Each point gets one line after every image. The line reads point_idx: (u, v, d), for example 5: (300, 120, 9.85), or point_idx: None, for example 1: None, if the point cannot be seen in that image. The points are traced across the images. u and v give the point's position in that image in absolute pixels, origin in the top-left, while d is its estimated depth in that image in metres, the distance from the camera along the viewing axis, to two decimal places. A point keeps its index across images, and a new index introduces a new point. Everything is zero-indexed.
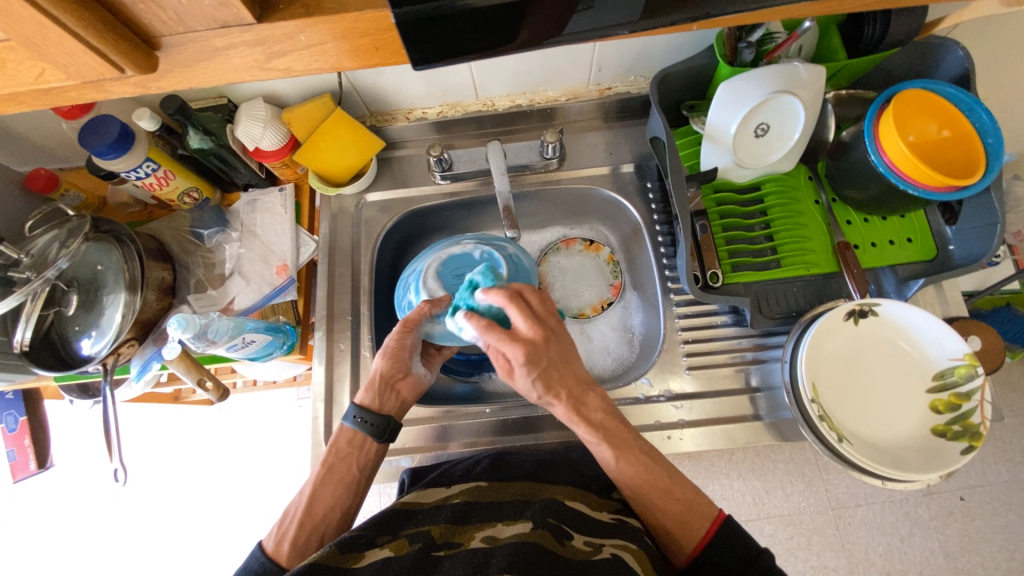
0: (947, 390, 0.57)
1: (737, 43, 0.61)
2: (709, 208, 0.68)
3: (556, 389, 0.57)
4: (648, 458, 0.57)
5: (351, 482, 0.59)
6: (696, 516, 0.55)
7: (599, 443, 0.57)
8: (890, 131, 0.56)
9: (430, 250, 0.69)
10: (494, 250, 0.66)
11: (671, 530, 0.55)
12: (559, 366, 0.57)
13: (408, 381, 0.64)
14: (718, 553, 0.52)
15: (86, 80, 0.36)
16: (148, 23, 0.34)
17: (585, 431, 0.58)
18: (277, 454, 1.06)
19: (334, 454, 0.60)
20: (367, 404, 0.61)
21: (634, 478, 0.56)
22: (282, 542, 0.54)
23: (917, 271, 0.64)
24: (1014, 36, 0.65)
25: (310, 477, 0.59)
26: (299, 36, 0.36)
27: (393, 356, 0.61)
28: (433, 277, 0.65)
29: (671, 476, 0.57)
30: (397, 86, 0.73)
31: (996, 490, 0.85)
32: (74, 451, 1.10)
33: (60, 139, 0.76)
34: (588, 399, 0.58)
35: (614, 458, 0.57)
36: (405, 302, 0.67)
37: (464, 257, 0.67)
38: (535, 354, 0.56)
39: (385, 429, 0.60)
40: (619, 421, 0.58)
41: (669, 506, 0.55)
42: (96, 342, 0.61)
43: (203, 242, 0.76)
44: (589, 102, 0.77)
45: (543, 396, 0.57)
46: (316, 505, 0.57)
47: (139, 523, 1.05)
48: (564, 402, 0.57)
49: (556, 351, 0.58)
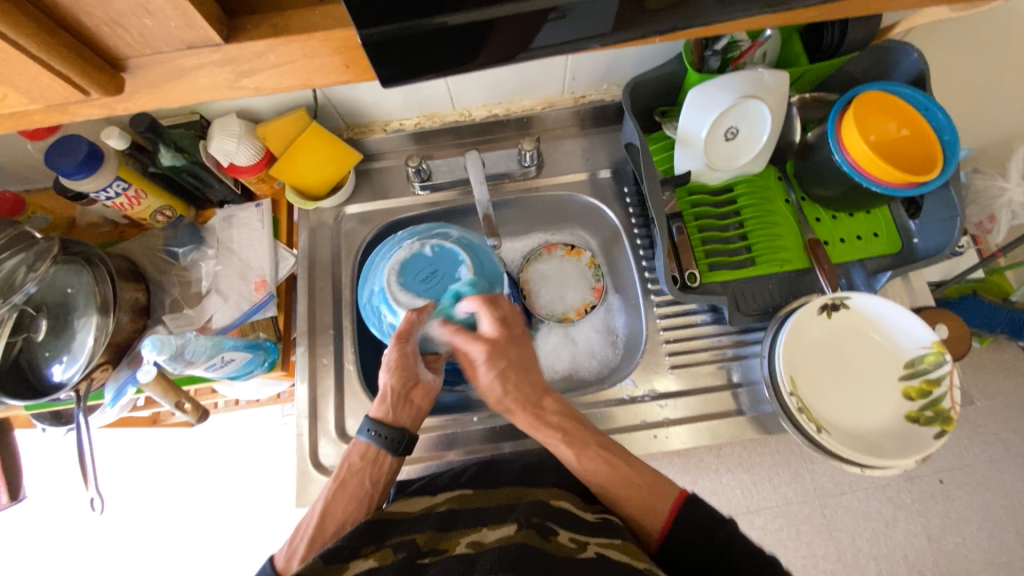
0: (918, 377, 0.59)
1: (703, 52, 0.63)
2: (684, 210, 0.69)
3: (513, 392, 0.62)
4: (607, 453, 0.58)
5: (361, 496, 0.58)
6: (659, 497, 0.56)
7: (558, 442, 0.59)
8: (852, 130, 0.58)
9: (380, 266, 0.66)
10: (442, 241, 0.66)
11: (637, 522, 0.56)
12: (516, 369, 0.63)
13: (420, 390, 0.63)
14: (688, 528, 0.53)
15: (51, 103, 0.35)
16: (113, 45, 0.33)
17: (541, 433, 0.61)
18: (264, 474, 1.04)
19: (347, 469, 0.59)
20: (382, 417, 0.61)
21: (603, 477, 0.57)
22: (293, 559, 0.54)
23: (884, 264, 0.67)
24: (963, 39, 0.69)
25: (322, 493, 0.59)
26: (268, 55, 0.36)
27: (399, 366, 0.61)
28: (400, 291, 0.63)
29: (630, 466, 0.58)
30: (373, 99, 0.73)
31: (973, 471, 0.88)
32: (48, 481, 1.06)
33: (24, 160, 0.74)
34: (544, 404, 0.62)
35: (574, 455, 0.58)
36: (387, 326, 0.64)
37: (416, 259, 0.65)
38: (497, 352, 0.63)
39: (401, 442, 0.60)
40: (574, 419, 0.61)
41: (630, 491, 0.57)
42: (67, 367, 0.59)
43: (178, 260, 0.75)
44: (564, 110, 0.78)
45: (502, 400, 0.62)
46: (327, 521, 0.57)
47: (120, 551, 1.02)
48: (521, 407, 0.62)
49: (516, 354, 0.64)
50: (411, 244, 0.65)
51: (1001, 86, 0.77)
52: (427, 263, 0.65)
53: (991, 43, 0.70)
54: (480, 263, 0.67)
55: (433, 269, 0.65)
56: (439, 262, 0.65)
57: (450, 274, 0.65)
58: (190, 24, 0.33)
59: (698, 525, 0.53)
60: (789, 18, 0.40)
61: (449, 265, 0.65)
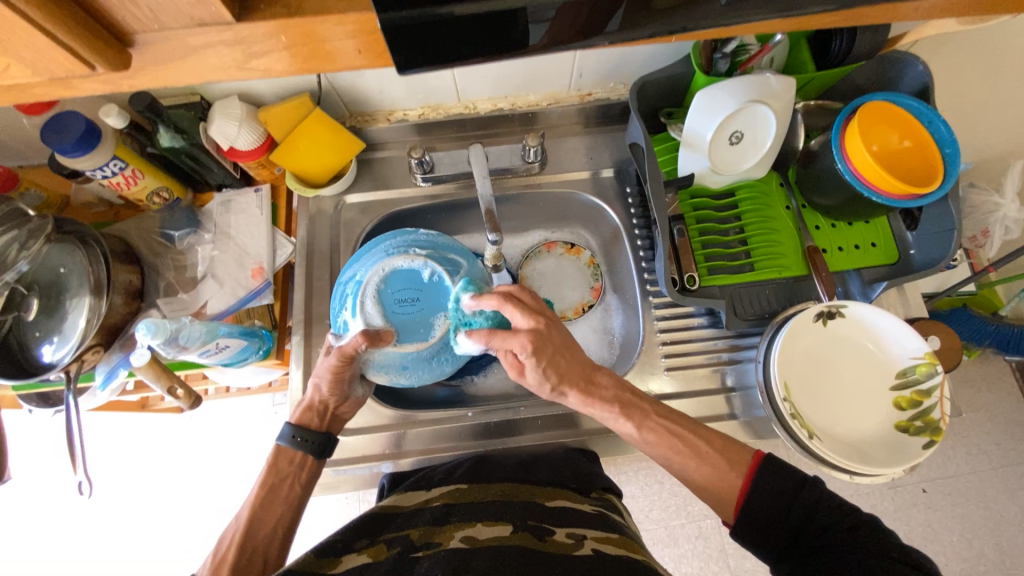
0: (910, 387, 0.59)
1: (713, 54, 0.64)
2: (686, 212, 0.70)
3: (567, 376, 0.57)
4: (670, 423, 0.57)
5: (292, 502, 0.60)
6: (733, 462, 0.54)
7: (619, 419, 0.57)
8: (856, 140, 0.58)
9: (376, 257, 0.67)
10: (444, 275, 0.66)
11: (708, 498, 0.54)
12: (565, 352, 0.57)
13: (347, 404, 0.65)
14: (762, 490, 0.50)
15: (54, 77, 0.35)
16: (121, 20, 0.33)
17: (596, 409, 0.58)
18: (251, 464, 1.03)
19: (274, 475, 0.61)
20: (304, 423, 0.63)
21: (660, 446, 0.57)
22: (220, 567, 0.54)
23: (881, 274, 0.68)
24: (968, 53, 0.70)
25: (249, 500, 0.59)
26: (279, 37, 0.35)
27: (329, 388, 0.61)
28: (372, 299, 0.64)
29: (695, 433, 0.57)
30: (379, 88, 0.72)
31: (956, 482, 0.90)
32: (32, 463, 1.04)
33: (19, 135, 0.72)
34: (598, 378, 0.58)
35: (637, 431, 0.57)
36: (341, 321, 0.65)
37: (411, 272, 0.66)
38: (544, 343, 0.55)
39: (325, 447, 0.62)
40: (625, 393, 0.59)
41: (692, 461, 0.55)
42: (58, 348, 0.59)
43: (174, 244, 0.74)
44: (570, 107, 0.78)
45: (557, 386, 0.57)
46: (256, 528, 0.58)
47: (103, 535, 1.01)
48: (574, 387, 0.57)
49: (558, 336, 0.57)
50: (416, 258, 0.66)
51: (998, 103, 0.78)
52: (418, 284, 0.66)
53: (995, 59, 0.70)
54: None
55: (415, 296, 0.65)
56: (426, 290, 0.66)
57: (429, 314, 0.65)
58: (202, 1, 0.32)
59: (781, 484, 0.50)
60: (803, 23, 0.40)
61: (433, 300, 0.66)
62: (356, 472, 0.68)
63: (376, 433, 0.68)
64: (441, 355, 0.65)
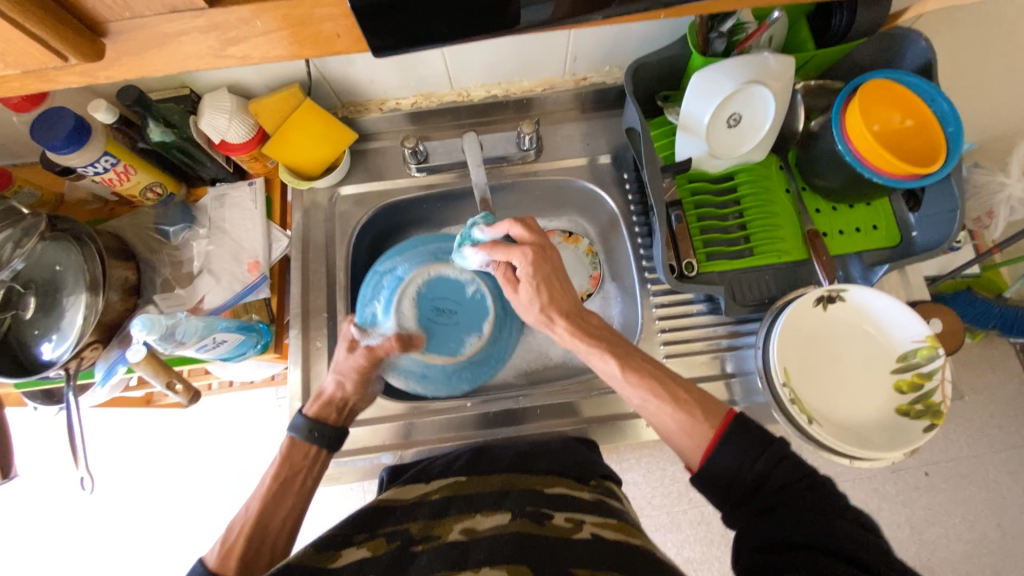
0: (910, 370, 0.59)
1: (709, 34, 0.61)
2: (683, 198, 0.68)
3: (556, 299, 0.57)
4: (653, 368, 0.56)
5: (304, 494, 0.60)
6: (706, 415, 0.52)
7: (603, 356, 0.56)
8: (856, 117, 0.57)
9: (421, 259, 0.70)
10: (486, 295, 0.69)
11: (679, 446, 0.53)
12: (558, 274, 0.58)
13: (362, 400, 0.65)
14: (731, 447, 0.48)
15: (29, 70, 0.34)
16: (93, 9, 0.32)
17: (582, 342, 0.57)
18: (256, 456, 1.04)
19: (288, 467, 0.61)
20: (320, 417, 0.63)
21: (640, 388, 0.55)
22: (229, 556, 0.54)
23: (882, 256, 0.67)
24: (974, 28, 0.68)
25: (260, 491, 0.59)
26: (256, 23, 0.34)
27: (353, 387, 0.63)
28: (409, 301, 0.68)
29: (674, 382, 0.55)
30: (369, 77, 0.71)
31: (959, 464, 0.90)
32: (40, 460, 1.06)
33: (11, 133, 0.72)
34: (585, 315, 0.58)
35: (621, 370, 0.56)
36: (369, 312, 0.68)
37: (455, 284, 0.70)
38: (540, 255, 0.57)
39: (336, 438, 0.62)
40: (613, 335, 0.58)
41: (669, 405, 0.53)
42: (57, 346, 0.59)
43: (169, 240, 0.73)
44: (564, 93, 0.77)
45: (544, 308, 0.58)
46: (268, 518, 0.58)
47: (112, 528, 1.02)
48: (563, 315, 0.57)
49: (556, 259, 0.59)
50: (462, 272, 0.70)
51: (1003, 79, 0.76)
52: (456, 298, 0.70)
53: (1001, 34, 0.69)
54: (497, 338, 0.70)
55: (452, 308, 0.69)
56: (465, 305, 0.70)
57: (463, 328, 0.69)
58: None
59: (749, 442, 0.48)
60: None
61: (468, 316, 0.69)
62: (357, 464, 0.68)
63: (377, 424, 0.69)
64: (461, 372, 0.68)
